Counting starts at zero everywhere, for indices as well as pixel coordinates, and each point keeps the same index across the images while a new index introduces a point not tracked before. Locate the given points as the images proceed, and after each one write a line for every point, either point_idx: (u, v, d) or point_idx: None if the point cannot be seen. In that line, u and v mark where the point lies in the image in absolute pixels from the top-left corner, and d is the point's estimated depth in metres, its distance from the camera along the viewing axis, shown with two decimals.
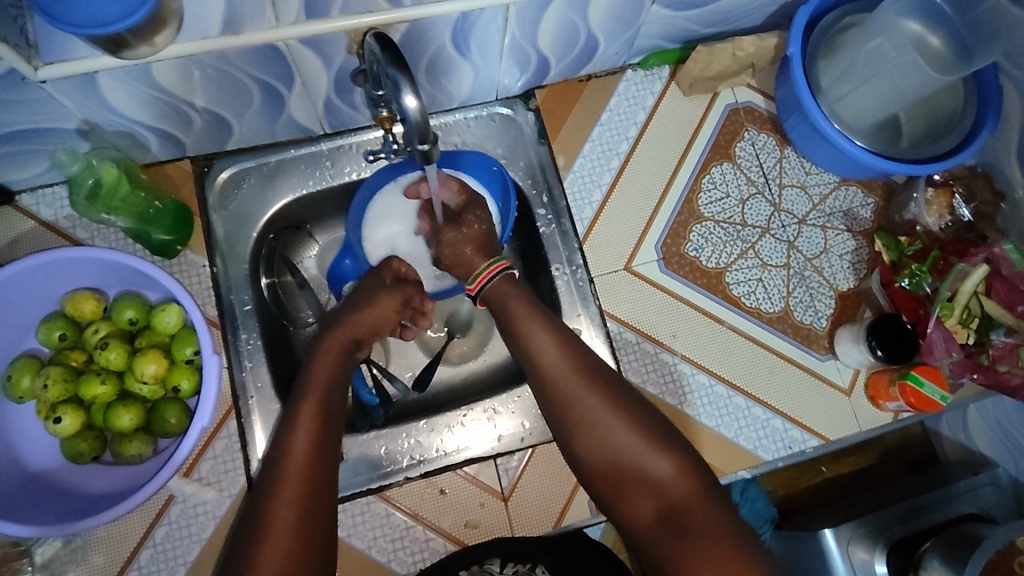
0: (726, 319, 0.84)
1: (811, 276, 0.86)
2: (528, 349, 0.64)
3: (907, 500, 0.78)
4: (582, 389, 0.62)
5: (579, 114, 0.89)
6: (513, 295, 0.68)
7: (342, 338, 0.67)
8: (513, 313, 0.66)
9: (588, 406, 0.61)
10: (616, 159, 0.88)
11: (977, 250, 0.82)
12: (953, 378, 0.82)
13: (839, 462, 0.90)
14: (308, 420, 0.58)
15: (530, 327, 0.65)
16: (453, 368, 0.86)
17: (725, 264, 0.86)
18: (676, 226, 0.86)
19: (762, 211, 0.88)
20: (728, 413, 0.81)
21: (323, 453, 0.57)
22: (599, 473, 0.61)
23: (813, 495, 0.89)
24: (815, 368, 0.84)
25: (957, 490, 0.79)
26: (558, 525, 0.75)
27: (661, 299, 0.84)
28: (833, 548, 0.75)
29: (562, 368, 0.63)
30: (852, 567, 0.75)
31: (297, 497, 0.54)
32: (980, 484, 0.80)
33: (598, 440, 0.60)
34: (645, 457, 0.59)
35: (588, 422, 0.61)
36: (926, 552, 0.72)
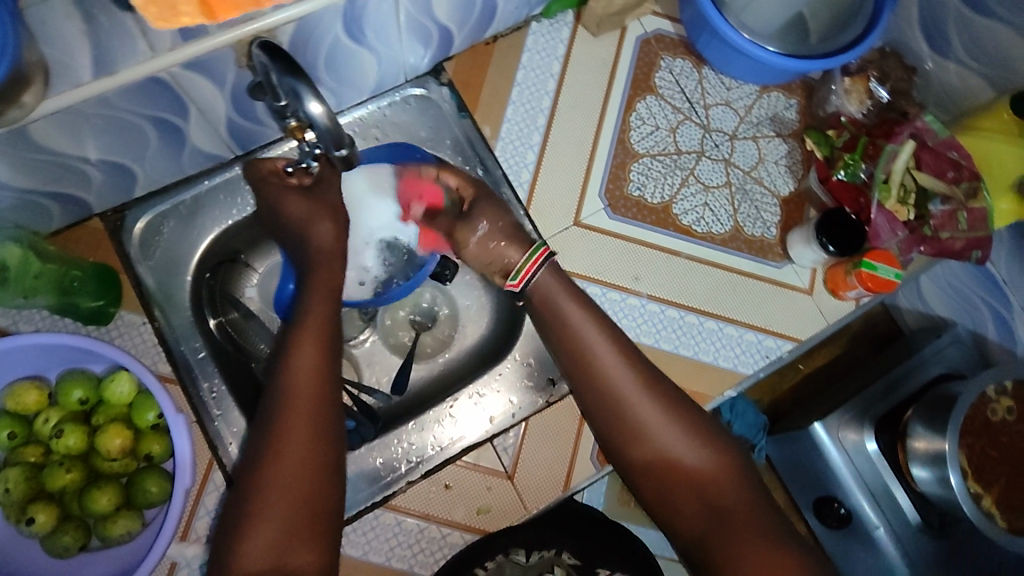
0: (682, 250, 0.85)
1: (752, 189, 0.88)
2: (584, 349, 0.65)
3: (884, 378, 0.92)
4: (635, 390, 0.63)
5: (493, 79, 0.86)
6: (558, 298, 0.68)
7: (323, 283, 0.65)
8: (574, 316, 0.67)
9: (640, 407, 0.63)
10: (541, 116, 0.86)
11: (902, 128, 0.84)
12: (904, 256, 0.82)
13: (816, 358, 0.99)
14: (301, 401, 0.57)
15: (587, 328, 0.66)
16: (428, 363, 0.85)
17: (669, 196, 0.86)
18: (614, 169, 0.86)
19: (693, 134, 0.89)
20: (704, 338, 0.83)
21: (316, 423, 0.57)
22: (648, 473, 0.62)
23: (800, 393, 0.99)
24: (773, 276, 0.85)
25: (926, 355, 0.92)
26: (567, 490, 0.75)
27: (616, 245, 0.84)
28: (824, 437, 0.91)
29: (617, 370, 0.64)
30: (845, 447, 0.92)
31: (295, 469, 0.55)
32: (944, 346, 0.94)
33: (652, 438, 0.62)
34: (694, 455, 0.61)
35: (642, 423, 0.62)
36: (910, 420, 0.88)
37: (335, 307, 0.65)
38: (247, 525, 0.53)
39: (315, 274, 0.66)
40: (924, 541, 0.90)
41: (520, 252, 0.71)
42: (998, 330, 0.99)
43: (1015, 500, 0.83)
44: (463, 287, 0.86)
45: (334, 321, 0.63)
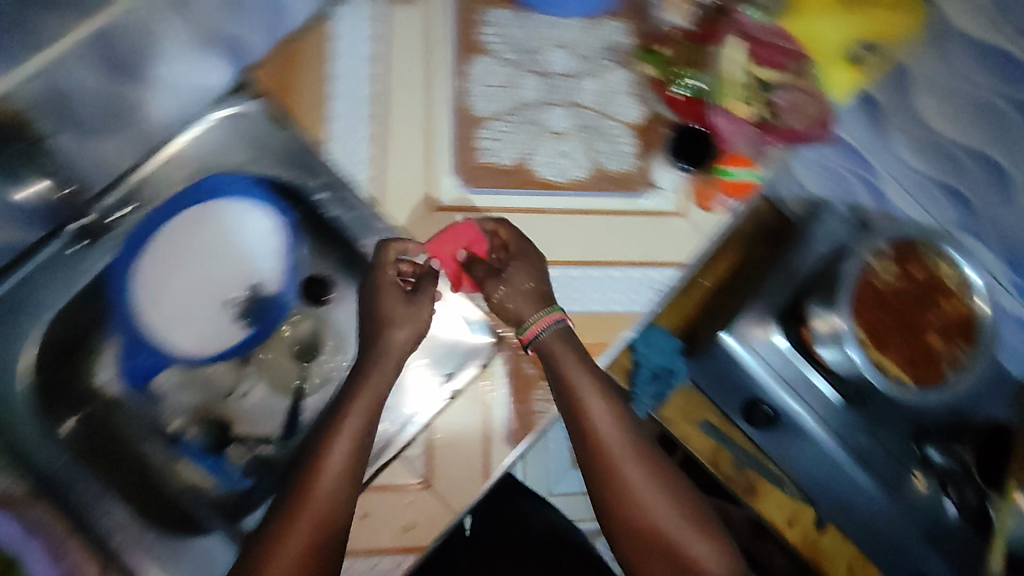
0: (548, 206, 0.82)
1: (604, 125, 0.84)
2: (582, 411, 0.69)
3: (777, 271, 0.94)
4: (628, 459, 0.68)
5: (307, 77, 0.79)
6: (564, 348, 0.71)
7: (367, 407, 0.69)
8: (568, 371, 0.70)
9: (633, 478, 0.68)
10: (367, 105, 0.80)
11: (726, 26, 0.82)
12: (759, 155, 0.81)
13: (718, 271, 0.98)
14: (309, 516, 0.64)
15: (578, 379, 0.70)
16: (320, 393, 0.79)
17: (523, 154, 0.82)
18: (460, 141, 0.81)
19: (534, 85, 0.83)
20: (587, 289, 0.81)
21: (352, 468, 0.67)
22: (631, 540, 0.68)
23: (711, 304, 1.00)
24: (645, 208, 0.83)
25: (815, 236, 0.94)
26: (488, 479, 0.73)
27: (481, 219, 0.79)
28: (732, 342, 0.96)
29: (614, 440, 0.69)
30: (755, 347, 0.96)
31: (324, 505, 0.65)
32: (830, 223, 0.93)
33: (637, 510, 0.67)
34: (686, 538, 0.67)
35: (631, 488, 0.68)
36: (808, 303, 0.92)
37: (374, 397, 0.70)
38: (276, 536, 0.63)
39: (358, 398, 0.70)
40: (847, 413, 0.96)
41: (537, 308, 0.73)
42: None
43: (915, 353, 0.89)
44: (336, 306, 0.81)
45: (358, 460, 0.67)
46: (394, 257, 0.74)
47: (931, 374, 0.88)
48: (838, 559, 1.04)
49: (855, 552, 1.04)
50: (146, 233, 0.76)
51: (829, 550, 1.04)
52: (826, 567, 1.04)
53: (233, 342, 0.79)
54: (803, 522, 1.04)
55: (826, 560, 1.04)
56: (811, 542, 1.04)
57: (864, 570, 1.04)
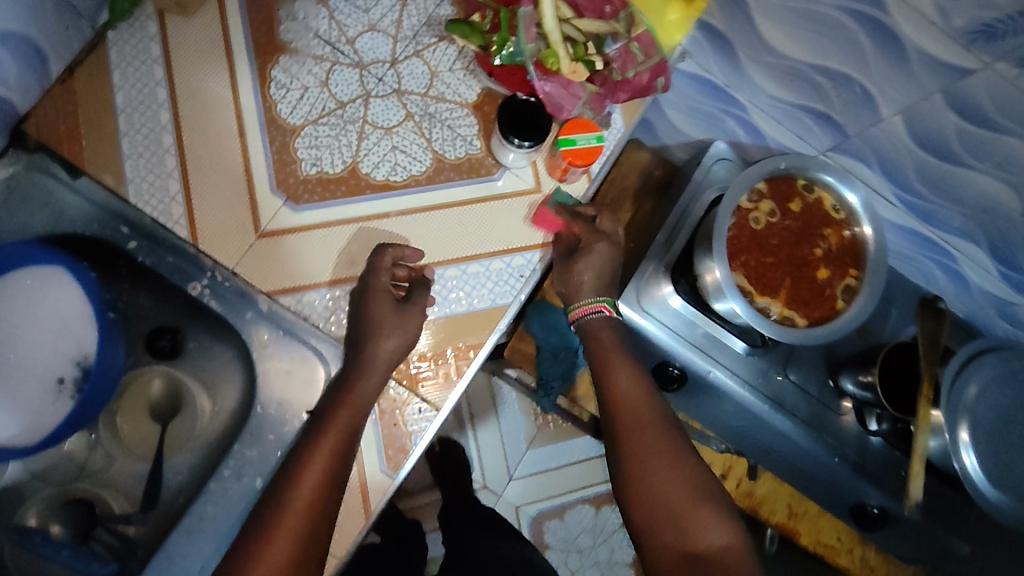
0: (389, 209, 0.75)
1: (437, 110, 0.77)
2: (607, 375, 0.70)
3: (664, 228, 0.92)
4: (646, 427, 0.66)
5: (89, 117, 0.71)
6: (601, 324, 0.72)
7: (343, 424, 0.65)
8: (598, 347, 0.71)
9: (643, 440, 0.65)
10: (165, 134, 0.71)
11: None
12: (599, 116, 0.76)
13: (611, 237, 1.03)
14: (297, 515, 0.58)
15: (613, 354, 0.71)
16: (184, 453, 0.76)
17: (351, 157, 0.75)
18: (277, 155, 0.73)
19: (349, 78, 0.76)
20: (449, 290, 0.75)
21: (333, 476, 0.61)
22: (640, 507, 0.63)
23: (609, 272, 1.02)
24: (495, 192, 0.77)
25: (695, 184, 0.93)
26: (369, 515, 0.71)
27: (316, 236, 0.72)
28: (631, 315, 0.91)
29: (633, 393, 0.68)
30: (650, 311, 0.91)
31: (305, 508, 0.59)
32: (709, 166, 0.94)
33: (647, 472, 0.63)
34: (700, 516, 0.62)
35: (647, 466, 0.64)
36: (698, 253, 0.85)
37: (353, 422, 0.65)
38: (262, 539, 0.57)
39: (339, 416, 0.65)
40: (755, 359, 0.91)
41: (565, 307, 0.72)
42: (746, 131, 0.93)
43: (806, 292, 0.81)
44: (196, 357, 0.78)
45: (344, 462, 0.63)
46: (392, 261, 0.71)
47: (829, 310, 0.81)
48: (778, 500, 1.04)
49: (792, 493, 1.04)
50: None
51: (767, 496, 1.04)
52: (767, 512, 1.04)
53: (59, 419, 0.68)
54: (737, 473, 1.03)
55: (766, 506, 1.04)
56: (747, 491, 1.04)
57: (804, 507, 1.04)
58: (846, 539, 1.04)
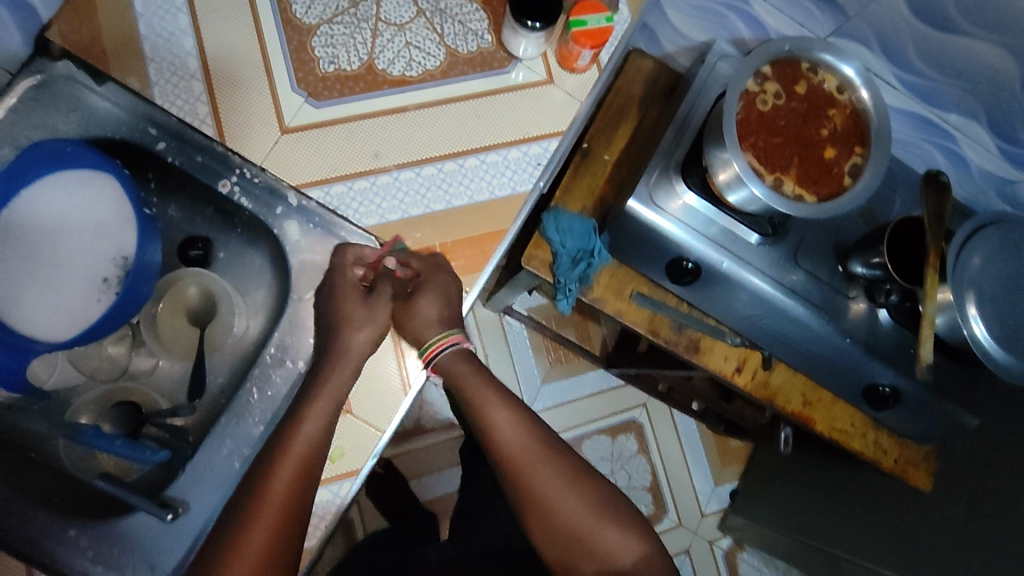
0: (407, 103, 0.77)
1: (447, 6, 0.79)
2: (486, 425, 0.66)
3: (671, 125, 0.95)
4: (542, 462, 0.64)
5: (109, 23, 0.72)
6: (466, 371, 0.69)
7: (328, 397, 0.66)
8: (472, 390, 0.68)
9: (540, 479, 0.63)
10: (186, 37, 0.73)
11: None
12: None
13: (615, 144, 1.05)
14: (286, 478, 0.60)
15: (488, 399, 0.67)
16: (224, 351, 0.80)
17: (367, 54, 0.76)
18: (296, 54, 0.75)
19: None
20: (470, 179, 0.77)
21: (301, 488, 0.61)
22: (552, 538, 0.63)
23: (615, 179, 1.04)
24: (510, 84, 0.79)
25: (702, 81, 0.95)
26: (407, 393, 0.75)
27: (338, 131, 0.75)
28: (638, 211, 0.94)
29: (516, 440, 0.65)
30: (662, 207, 0.93)
31: (271, 524, 0.58)
32: (714, 63, 0.96)
33: (550, 507, 0.62)
34: (599, 528, 0.62)
35: (547, 494, 0.63)
36: (708, 143, 0.87)
37: (335, 395, 0.67)
38: (231, 549, 0.56)
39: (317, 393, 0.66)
40: (767, 248, 0.94)
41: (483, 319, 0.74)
42: (748, 26, 0.94)
43: (814, 170, 0.84)
44: (227, 263, 0.82)
45: (326, 435, 0.65)
46: (353, 259, 0.71)
47: (837, 187, 0.84)
48: (792, 390, 1.05)
49: (806, 382, 1.05)
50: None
51: (782, 386, 1.05)
52: (782, 403, 1.05)
53: (101, 313, 0.71)
54: (751, 367, 1.04)
55: (781, 397, 1.05)
56: (762, 382, 1.04)
57: (818, 395, 1.05)
58: (859, 424, 1.05)
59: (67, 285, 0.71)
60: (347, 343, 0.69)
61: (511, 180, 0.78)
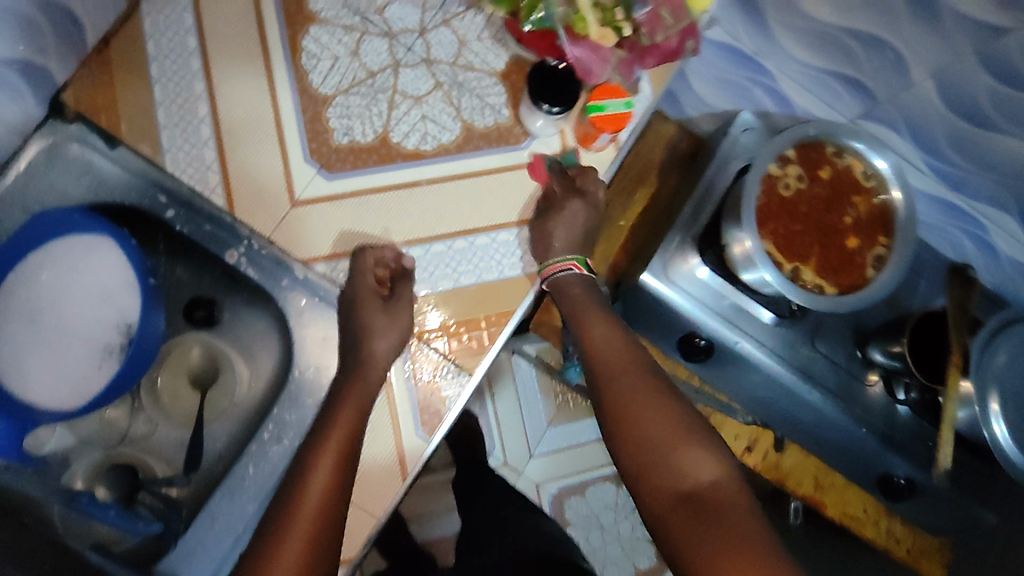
0: (420, 178, 0.75)
1: (466, 78, 0.77)
2: (588, 325, 0.66)
3: (692, 198, 0.91)
4: (629, 376, 0.62)
5: (125, 87, 0.72)
6: (580, 291, 0.70)
7: (338, 436, 0.62)
8: (580, 302, 0.69)
9: (636, 388, 0.61)
10: (200, 104, 0.73)
11: None
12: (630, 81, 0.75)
13: (632, 209, 1.03)
14: (299, 535, 0.55)
15: (589, 313, 0.68)
16: (223, 419, 0.79)
17: (382, 126, 0.75)
18: (309, 124, 0.74)
19: (378, 48, 0.76)
20: (480, 258, 0.75)
21: (335, 493, 0.59)
22: (644, 447, 0.58)
23: (631, 246, 1.03)
24: (526, 160, 0.78)
25: (724, 154, 0.93)
26: (405, 479, 0.72)
27: (349, 205, 0.73)
28: (653, 284, 0.91)
29: (613, 345, 0.65)
30: (678, 283, 0.91)
31: (310, 530, 0.56)
32: (736, 135, 0.93)
33: (637, 418, 0.59)
34: (697, 445, 0.57)
35: (629, 406, 0.60)
36: (726, 223, 0.85)
37: (346, 431, 0.63)
38: None
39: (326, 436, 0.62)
40: (785, 330, 0.91)
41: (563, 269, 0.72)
42: (774, 101, 0.93)
43: (834, 258, 0.81)
44: (231, 328, 0.80)
45: (342, 477, 0.60)
46: (374, 262, 0.72)
47: (859, 277, 0.81)
48: (804, 473, 1.03)
49: (818, 466, 1.03)
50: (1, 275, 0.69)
51: (793, 469, 1.03)
52: (792, 485, 1.03)
53: (104, 383, 0.69)
54: (762, 447, 1.02)
55: (792, 479, 1.03)
56: (773, 463, 1.02)
57: (830, 479, 1.03)
58: (871, 511, 1.03)
59: (67, 347, 0.70)
60: (371, 351, 0.69)
61: (522, 260, 0.76)
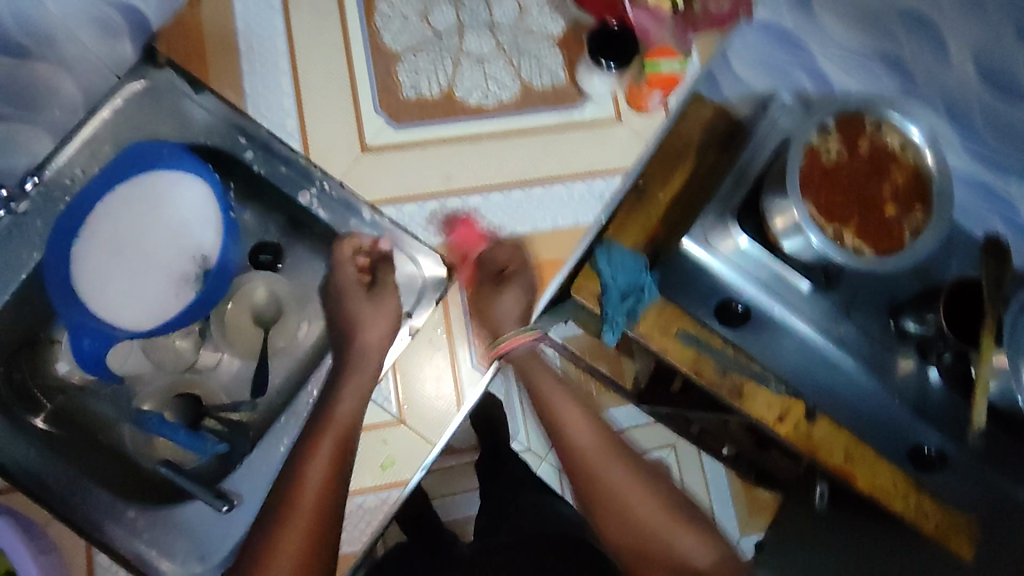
0: (480, 132, 0.80)
1: (526, 42, 0.82)
2: (563, 426, 0.74)
3: (732, 169, 0.95)
4: (608, 465, 0.71)
5: (213, 39, 0.78)
6: (542, 375, 0.78)
7: (338, 429, 0.68)
8: (547, 391, 0.76)
9: (609, 473, 0.70)
10: (281, 56, 0.78)
11: None
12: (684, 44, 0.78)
13: (671, 184, 1.04)
14: (299, 528, 0.63)
15: (559, 400, 0.75)
16: (285, 355, 0.82)
17: (447, 83, 0.80)
18: (381, 80, 0.79)
19: (446, 11, 0.82)
20: (535, 208, 0.80)
21: (334, 481, 0.66)
22: (625, 535, 0.68)
23: (670, 218, 1.04)
24: (580, 120, 0.82)
25: (765, 127, 0.96)
26: (460, 408, 0.83)
27: (414, 154, 0.78)
28: (692, 251, 0.96)
29: (589, 439, 0.73)
30: (716, 250, 0.95)
31: (310, 516, 0.63)
32: (774, 110, 0.97)
33: (615, 498, 0.69)
34: (672, 529, 0.68)
35: (609, 485, 0.69)
36: (766, 193, 0.89)
37: (345, 423, 0.69)
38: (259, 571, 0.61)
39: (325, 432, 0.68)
40: (817, 299, 0.96)
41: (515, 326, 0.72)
42: (812, 79, 0.96)
43: (873, 226, 0.85)
44: (295, 266, 0.84)
45: (337, 467, 0.67)
46: (353, 252, 0.73)
47: (896, 244, 0.84)
48: (834, 446, 0.96)
49: None
50: (91, 203, 0.73)
51: (824, 441, 0.95)
52: (824, 458, 0.95)
53: (180, 310, 0.74)
54: (794, 417, 0.95)
55: (822, 451, 0.95)
56: (804, 433, 0.95)
57: (861, 452, 0.96)
58: (902, 485, 0.96)
59: (151, 277, 0.75)
60: (363, 343, 0.72)
61: (575, 211, 0.80)
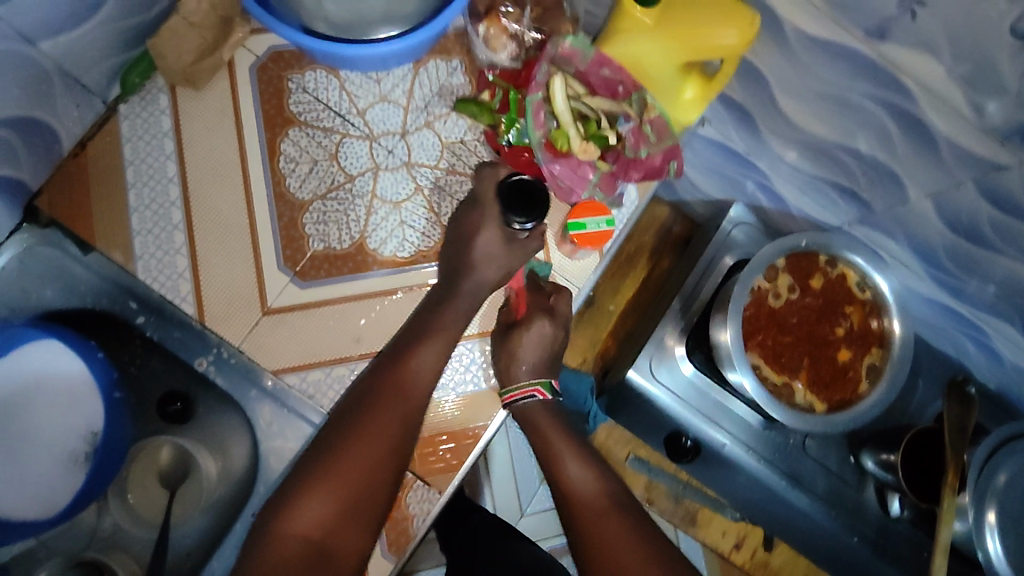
0: (397, 286, 0.73)
1: (447, 182, 0.76)
2: (555, 460, 0.66)
3: (679, 293, 0.89)
4: (594, 518, 0.61)
5: (100, 193, 0.71)
6: (542, 422, 0.69)
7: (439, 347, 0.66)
8: (546, 431, 0.68)
9: (600, 528, 0.60)
10: (174, 209, 0.72)
11: (537, 70, 0.69)
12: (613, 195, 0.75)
13: (620, 296, 1.02)
14: (385, 423, 0.59)
15: (560, 445, 0.67)
16: (190, 521, 0.75)
17: (360, 232, 0.74)
18: (285, 230, 0.73)
19: (358, 150, 0.75)
20: (456, 367, 0.75)
21: (403, 428, 0.61)
22: None
23: (622, 332, 1.00)
24: None
25: (717, 247, 0.89)
26: None
27: (321, 315, 0.72)
28: (639, 382, 0.88)
29: (577, 484, 0.64)
30: (664, 381, 0.88)
31: (382, 441, 0.59)
32: (729, 229, 0.90)
33: (605, 557, 0.58)
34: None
35: (599, 543, 0.59)
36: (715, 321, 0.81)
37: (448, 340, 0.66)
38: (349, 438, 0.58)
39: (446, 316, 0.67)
40: (774, 435, 0.88)
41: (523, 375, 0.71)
42: (767, 197, 0.90)
43: (826, 372, 0.78)
44: (201, 424, 0.76)
45: (419, 399, 0.62)
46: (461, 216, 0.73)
47: (851, 392, 0.78)
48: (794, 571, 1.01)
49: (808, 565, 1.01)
50: None
51: (783, 567, 1.02)
52: None
53: (70, 495, 0.69)
54: (750, 544, 1.01)
55: None
56: (762, 562, 1.01)
57: None
58: None
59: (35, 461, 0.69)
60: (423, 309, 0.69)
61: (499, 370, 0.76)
